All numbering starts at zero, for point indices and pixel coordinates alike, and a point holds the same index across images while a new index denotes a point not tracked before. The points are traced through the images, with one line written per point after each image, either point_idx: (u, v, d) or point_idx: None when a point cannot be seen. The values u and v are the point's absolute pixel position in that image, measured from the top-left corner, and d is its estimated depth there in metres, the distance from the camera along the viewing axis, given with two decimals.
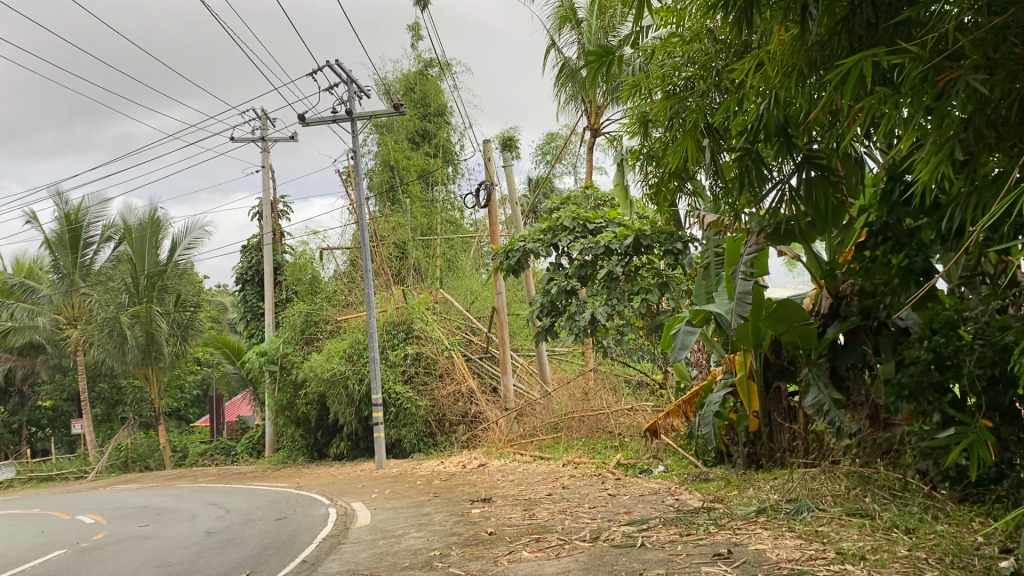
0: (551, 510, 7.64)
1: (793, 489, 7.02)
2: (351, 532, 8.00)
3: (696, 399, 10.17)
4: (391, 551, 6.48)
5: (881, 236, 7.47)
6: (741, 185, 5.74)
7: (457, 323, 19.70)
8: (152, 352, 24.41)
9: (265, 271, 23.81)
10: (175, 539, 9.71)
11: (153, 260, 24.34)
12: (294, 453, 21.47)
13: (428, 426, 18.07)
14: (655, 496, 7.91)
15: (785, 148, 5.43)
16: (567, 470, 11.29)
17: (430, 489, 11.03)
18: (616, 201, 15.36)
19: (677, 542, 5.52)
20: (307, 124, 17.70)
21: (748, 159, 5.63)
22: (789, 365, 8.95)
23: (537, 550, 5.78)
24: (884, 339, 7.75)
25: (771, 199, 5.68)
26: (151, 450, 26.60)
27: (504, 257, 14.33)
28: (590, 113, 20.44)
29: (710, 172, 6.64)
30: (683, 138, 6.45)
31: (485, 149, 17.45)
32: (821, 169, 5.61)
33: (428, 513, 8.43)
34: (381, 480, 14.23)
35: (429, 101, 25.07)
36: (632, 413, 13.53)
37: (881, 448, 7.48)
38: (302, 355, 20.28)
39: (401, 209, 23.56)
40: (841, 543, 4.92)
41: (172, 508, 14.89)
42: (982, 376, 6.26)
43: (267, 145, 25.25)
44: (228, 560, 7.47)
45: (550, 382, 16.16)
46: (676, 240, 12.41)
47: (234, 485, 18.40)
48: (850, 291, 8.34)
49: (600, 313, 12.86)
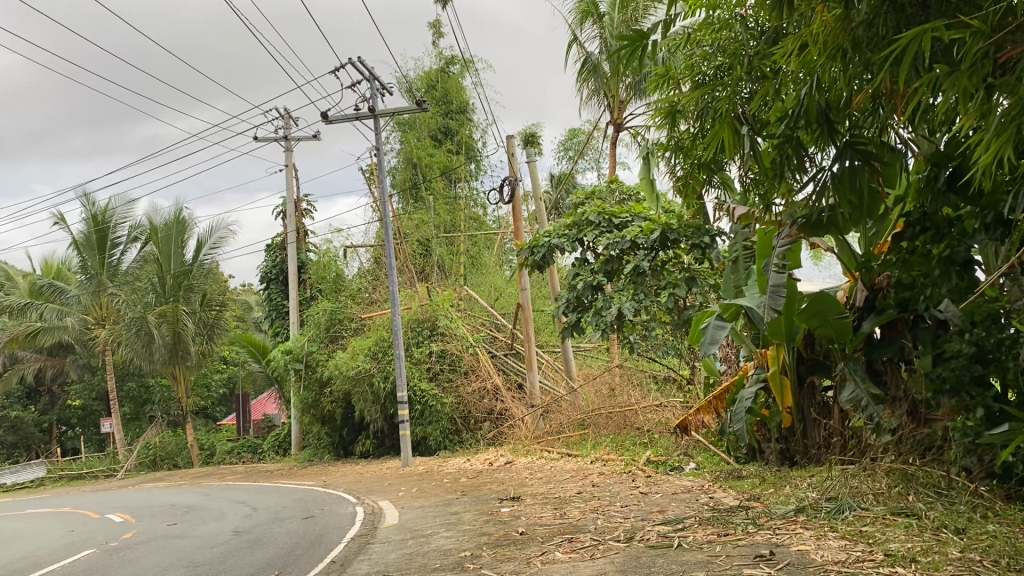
0: (582, 509, 7.51)
1: (832, 487, 6.83)
2: (380, 531, 7.91)
3: (727, 395, 9.99)
4: (421, 552, 6.38)
5: (919, 227, 7.25)
6: (780, 173, 5.55)
7: (481, 320, 19.60)
8: (179, 351, 24.54)
9: (290, 270, 23.86)
10: (203, 538, 9.68)
11: (179, 260, 24.47)
12: (320, 451, 21.50)
13: (454, 423, 17.99)
14: (688, 495, 7.74)
15: (825, 135, 5.26)
16: (596, 467, 11.15)
17: (457, 488, 10.93)
18: (641, 195, 15.18)
19: (715, 542, 5.37)
20: (330, 122, 17.63)
21: (788, 146, 5.47)
22: (824, 360, 8.73)
23: (570, 551, 5.65)
24: (923, 333, 7.51)
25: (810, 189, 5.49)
26: (179, 449, 26.76)
27: (529, 253, 14.17)
28: (613, 107, 20.26)
29: (747, 161, 6.33)
30: (717, 126, 6.24)
31: (508, 144, 17.33)
32: (865, 155, 5.41)
33: (457, 512, 8.34)
34: (407, 478, 14.16)
35: (451, 98, 24.98)
36: (660, 410, 13.35)
37: (922, 445, 7.21)
38: (327, 353, 20.27)
39: (424, 206, 23.49)
40: (888, 544, 4.75)
41: (201, 506, 14.93)
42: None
43: (290, 144, 25.30)
44: (257, 560, 7.41)
45: (576, 378, 16.03)
46: (704, 234, 12.23)
47: (262, 483, 18.44)
48: (885, 284, 8.07)
49: (627, 308, 12.68)
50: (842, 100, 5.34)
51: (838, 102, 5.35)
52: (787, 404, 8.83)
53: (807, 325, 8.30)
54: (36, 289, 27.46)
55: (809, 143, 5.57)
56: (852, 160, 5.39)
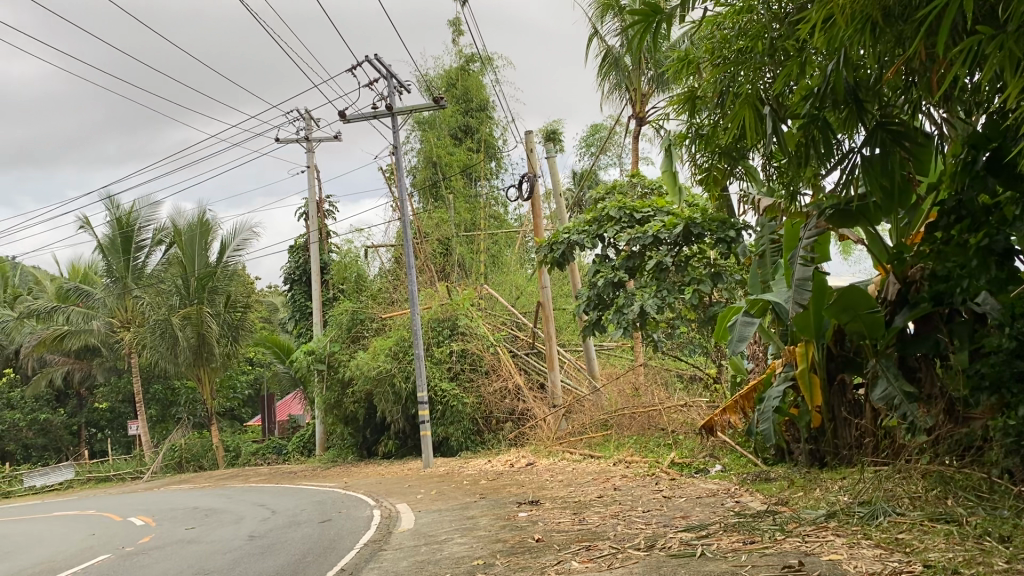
0: (602, 514, 7.23)
1: (864, 490, 6.48)
2: (394, 538, 7.66)
3: (754, 394, 9.65)
4: (432, 560, 6.14)
5: (954, 215, 6.87)
6: (807, 155, 5.19)
7: (502, 319, 19.37)
8: (203, 353, 24.55)
9: (312, 270, 23.74)
10: (218, 543, 9.49)
11: (203, 262, 24.47)
12: (343, 452, 21.37)
13: (476, 423, 17.76)
14: (713, 499, 7.41)
15: (855, 115, 4.99)
16: (619, 469, 10.85)
17: (477, 490, 10.67)
18: (664, 189, 14.82)
19: (740, 551, 5.06)
20: (347, 120, 17.45)
21: (815, 127, 5.09)
22: (855, 356, 8.38)
23: (587, 560, 5.35)
24: (958, 328, 7.15)
25: (841, 172, 5.16)
26: (204, 450, 26.79)
27: (548, 250, 13.88)
28: (635, 101, 19.87)
29: (771, 145, 6.01)
30: (737, 107, 5.97)
31: (527, 141, 17.05)
32: (901, 134, 5.12)
33: (473, 517, 8.09)
34: (428, 479, 13.97)
35: (471, 95, 24.75)
36: (685, 409, 13.00)
37: (960, 445, 6.86)
38: (349, 353, 20.15)
39: (444, 204, 23.29)
40: (927, 554, 4.41)
41: (221, 509, 14.83)
42: None
43: (311, 145, 25.20)
44: (267, 567, 7.19)
45: (598, 377, 15.75)
46: (729, 228, 11.87)
47: (285, 485, 18.32)
48: (918, 276, 7.73)
49: (649, 305, 12.39)
50: (873, 76, 5.05)
51: (868, 79, 5.06)
52: (816, 404, 8.49)
53: (837, 320, 7.94)
54: (62, 292, 27.61)
55: (839, 128, 5.30)
56: (882, 139, 5.10)
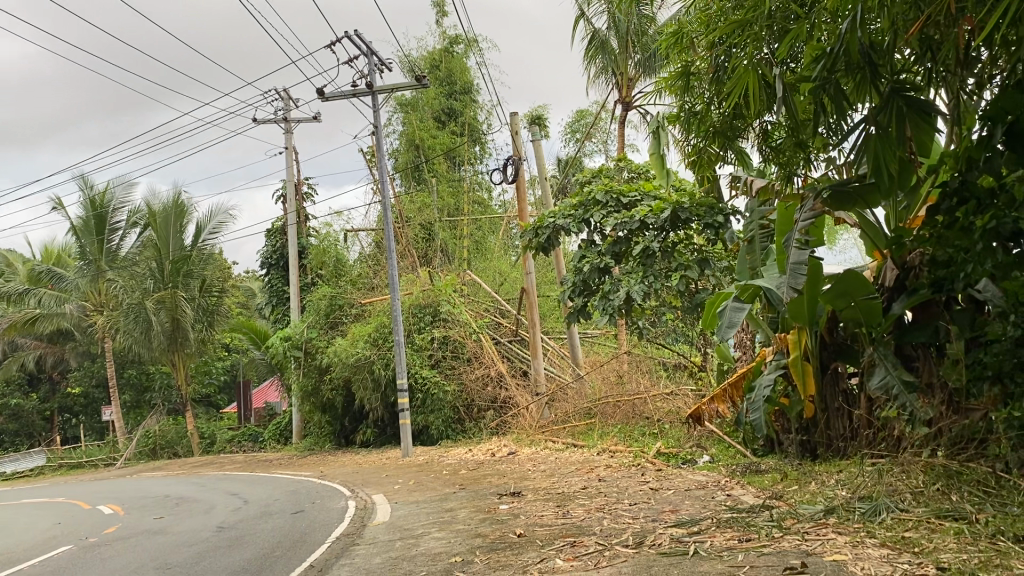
0: (587, 507, 6.89)
1: (863, 485, 6.18)
2: (368, 531, 7.29)
3: (744, 382, 9.35)
4: (407, 556, 5.75)
5: (957, 197, 6.57)
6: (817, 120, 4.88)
7: (485, 306, 19.02)
8: (178, 337, 24.01)
9: (290, 255, 23.19)
10: (186, 535, 9.07)
11: (178, 245, 23.89)
12: (321, 440, 20.93)
13: (457, 411, 17.39)
14: (703, 492, 7.09)
15: (867, 80, 4.73)
16: (603, 459, 10.53)
17: (456, 481, 10.32)
18: (651, 173, 14.47)
19: (736, 550, 4.73)
20: (326, 99, 16.92)
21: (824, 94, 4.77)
22: (849, 344, 8.10)
23: (573, 558, 5.00)
24: (958, 315, 6.86)
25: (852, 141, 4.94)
26: (179, 437, 26.27)
27: (533, 235, 13.48)
28: (622, 86, 19.43)
29: (777, 113, 5.74)
30: (739, 73, 5.62)
31: (512, 123, 16.64)
32: (913, 100, 4.97)
33: (452, 509, 7.75)
34: (407, 469, 13.57)
35: (455, 78, 24.27)
36: (670, 398, 12.67)
37: (961, 437, 6.52)
38: (326, 339, 19.70)
39: (427, 187, 22.84)
40: (939, 555, 4.10)
41: (193, 498, 14.37)
42: None
43: (290, 126, 24.62)
44: (234, 561, 6.77)
45: (582, 364, 15.44)
46: (717, 213, 11.56)
47: (260, 473, 17.88)
48: (917, 262, 7.45)
49: (636, 291, 12.02)
50: (887, 42, 4.82)
51: (882, 45, 4.82)
52: (809, 393, 8.20)
53: (832, 306, 7.71)
54: (34, 275, 26.90)
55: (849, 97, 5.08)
56: (899, 109, 4.97)
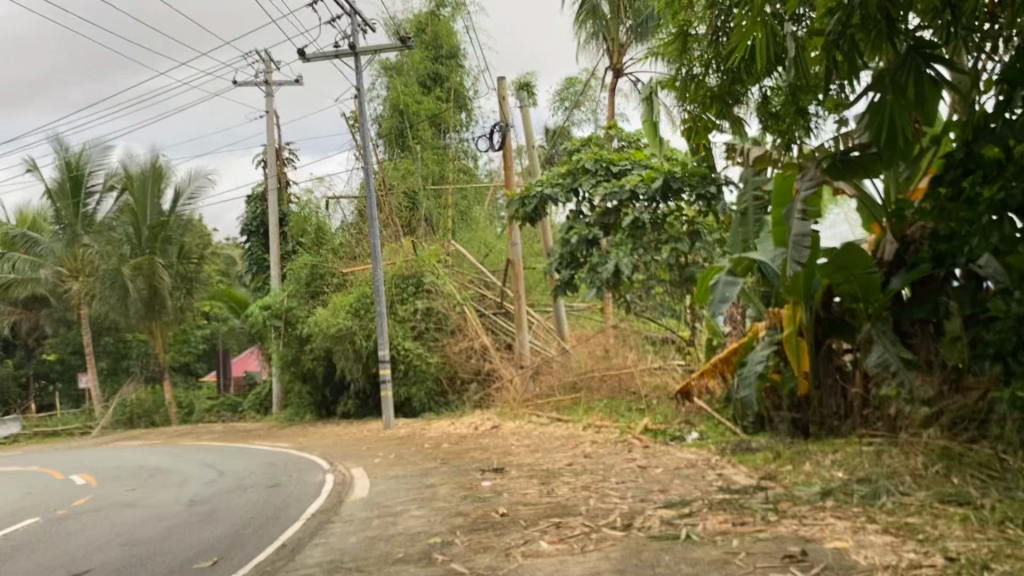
0: (573, 485, 6.63)
1: (861, 466, 5.96)
2: (345, 507, 7.00)
3: (735, 358, 9.10)
4: (384, 536, 5.47)
5: (961, 168, 6.33)
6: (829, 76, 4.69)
7: (470, 277, 18.68)
8: (156, 305, 23.55)
9: (271, 222, 22.75)
10: (156, 508, 8.75)
11: (156, 210, 23.37)
12: (301, 410, 20.59)
13: (440, 383, 17.09)
14: (693, 471, 6.85)
15: (884, 35, 4.56)
16: (588, 435, 10.27)
17: (438, 455, 10.05)
18: (641, 142, 14.14)
19: (731, 534, 4.48)
20: (308, 60, 16.40)
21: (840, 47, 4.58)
22: (844, 320, 7.87)
23: (558, 541, 4.73)
24: (958, 291, 6.63)
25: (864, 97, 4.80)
26: (158, 406, 25.89)
27: (519, 205, 13.10)
28: (612, 53, 19.09)
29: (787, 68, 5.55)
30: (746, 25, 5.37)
31: (500, 89, 16.22)
32: (936, 59, 4.71)
33: (433, 485, 7.48)
34: (387, 442, 13.29)
35: (441, 43, 23.65)
36: (657, 373, 12.43)
37: (962, 416, 6.30)
38: (307, 309, 19.35)
39: (411, 155, 22.42)
40: (945, 543, 3.87)
41: (168, 468, 14.05)
42: None
43: (272, 90, 24.06)
44: (203, 537, 6.46)
45: (567, 338, 15.22)
46: (710, 183, 11.33)
47: (238, 443, 17.57)
48: (918, 236, 7.22)
49: (624, 264, 11.67)
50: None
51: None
52: (803, 370, 7.98)
53: (829, 280, 7.45)
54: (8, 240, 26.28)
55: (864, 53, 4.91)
56: (919, 68, 4.74)
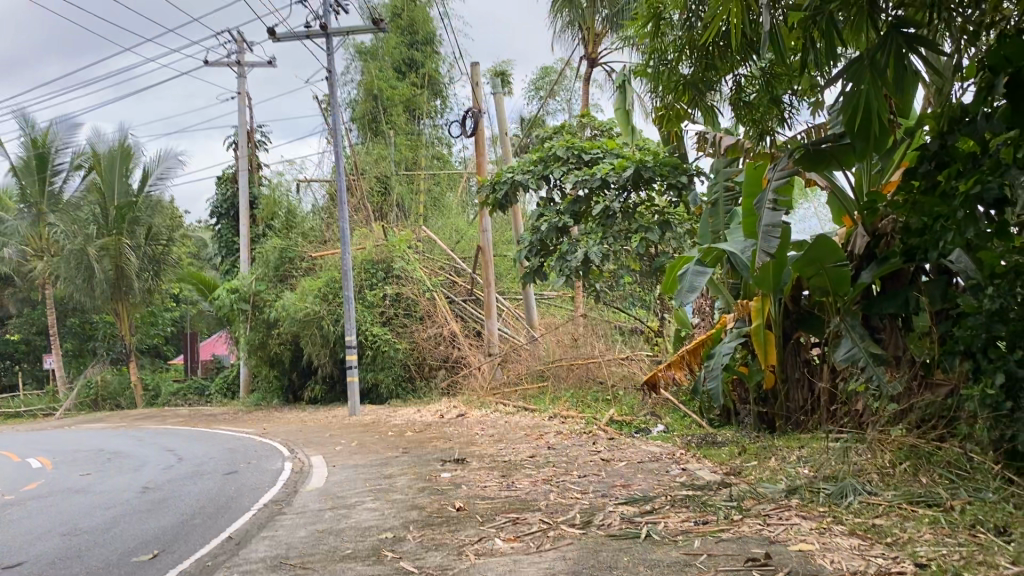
0: (533, 478, 6.46)
1: (828, 465, 5.82)
2: (299, 498, 6.79)
3: (702, 349, 8.96)
4: (334, 530, 5.26)
5: (936, 160, 6.17)
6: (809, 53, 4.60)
7: (440, 264, 18.45)
8: (121, 286, 23.07)
9: (240, 205, 22.32)
10: (107, 495, 8.47)
11: (123, 189, 22.86)
12: (268, 395, 20.26)
13: (407, 369, 16.83)
14: (657, 465, 6.70)
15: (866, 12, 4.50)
16: (554, 425, 10.11)
17: (400, 444, 9.83)
18: (614, 131, 13.93)
19: (692, 534, 4.32)
20: (278, 39, 16.01)
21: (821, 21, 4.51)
22: (813, 313, 7.78)
23: (513, 539, 4.54)
24: (929, 286, 6.52)
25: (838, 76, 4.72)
26: (122, 388, 25.40)
27: (490, 190, 12.87)
28: (588, 41, 18.88)
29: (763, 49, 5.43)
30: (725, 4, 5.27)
31: (473, 73, 15.93)
32: (917, 37, 4.61)
33: (391, 476, 7.29)
34: (352, 429, 13.04)
35: (417, 27, 23.23)
36: (626, 363, 12.32)
37: (931, 414, 6.17)
38: (275, 293, 19.01)
39: (384, 140, 22.09)
40: (914, 549, 3.73)
41: (127, 453, 13.72)
42: None
43: (242, 70, 23.58)
44: (149, 528, 6.20)
45: (536, 327, 15.09)
46: (681, 173, 11.17)
47: (201, 428, 17.24)
48: (889, 229, 7.13)
49: (593, 252, 11.59)
50: None
51: None
52: (770, 363, 7.88)
53: (800, 273, 7.36)
54: None
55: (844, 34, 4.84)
56: (898, 47, 4.64)
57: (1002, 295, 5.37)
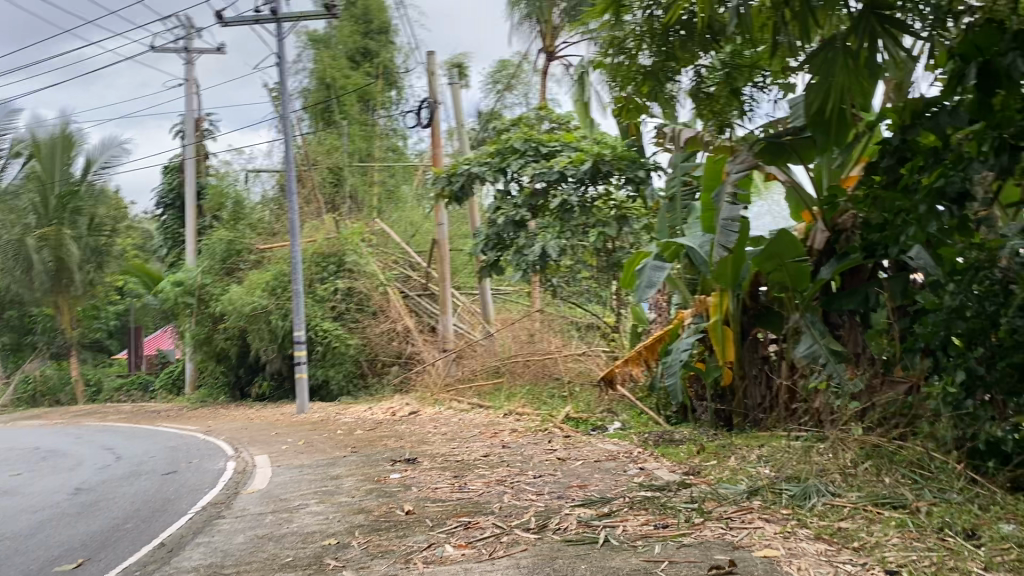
0: (487, 479, 6.20)
1: (789, 465, 5.68)
2: (240, 500, 6.47)
3: (660, 345, 8.80)
4: (275, 535, 4.96)
5: (898, 154, 6.07)
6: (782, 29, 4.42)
7: (394, 257, 18.11)
8: (62, 278, 22.26)
9: (187, 195, 21.64)
10: (36, 497, 8.01)
11: (64, 178, 22.06)
12: (215, 392, 19.69)
13: (360, 366, 16.49)
14: (613, 464, 6.51)
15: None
16: (509, 422, 9.89)
17: (349, 442, 9.51)
18: (572, 124, 13.73)
19: (653, 539, 4.12)
20: (226, 24, 15.51)
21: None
22: (772, 309, 7.70)
23: (464, 545, 4.30)
24: (889, 281, 6.46)
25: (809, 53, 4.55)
26: (63, 384, 24.53)
27: (445, 183, 12.57)
28: (546, 34, 18.69)
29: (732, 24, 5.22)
30: None
31: (428, 62, 15.59)
32: (890, 20, 4.45)
33: (338, 477, 6.99)
34: (301, 427, 12.64)
35: (372, 17, 22.77)
36: (582, 359, 12.20)
37: (892, 412, 6.08)
38: (222, 286, 18.49)
39: (337, 130, 21.68)
40: (883, 553, 3.58)
41: (64, 451, 13.15)
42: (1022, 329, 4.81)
43: (191, 57, 22.90)
44: (76, 533, 5.82)
45: (493, 323, 14.83)
46: (639, 168, 11.13)
47: (144, 424, 16.69)
48: (850, 225, 7.06)
49: (551, 247, 11.39)
50: None
51: None
52: (728, 360, 7.77)
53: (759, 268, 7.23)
54: None
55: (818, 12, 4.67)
56: (872, 28, 4.45)
57: (962, 290, 5.16)
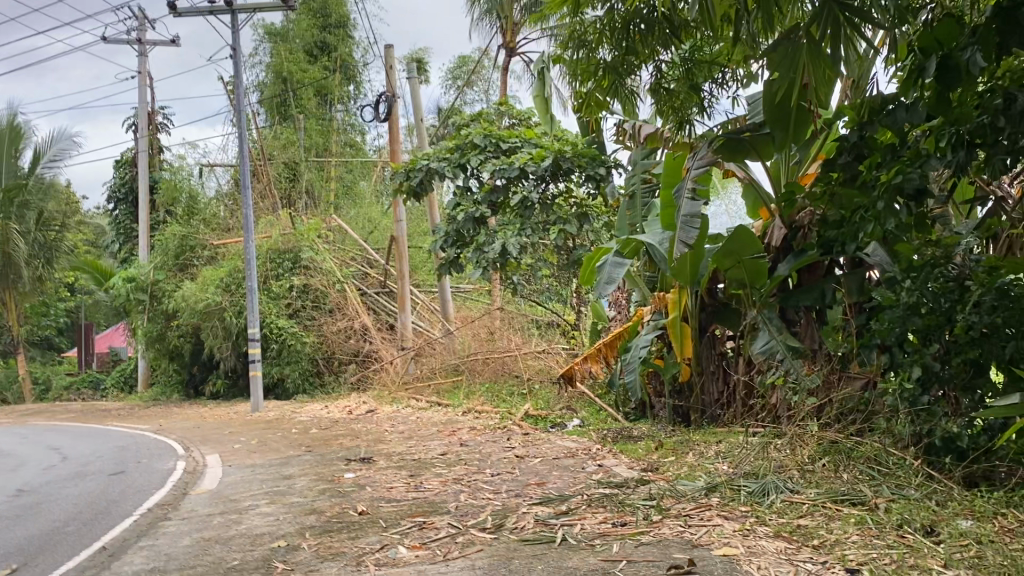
0: (444, 478, 6.08)
1: (748, 461, 5.64)
2: (187, 501, 6.27)
3: (619, 342, 8.74)
4: (221, 538, 4.79)
5: (854, 151, 6.07)
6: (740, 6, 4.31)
7: (352, 254, 17.87)
8: (8, 274, 21.59)
9: (139, 190, 21.12)
10: None
11: (11, 171, 21.42)
12: (167, 390, 19.25)
13: (316, 364, 16.18)
14: (572, 461, 6.42)
15: None
16: (467, 420, 9.77)
17: (304, 441, 9.31)
18: (532, 120, 13.64)
19: (611, 537, 4.04)
20: (179, 14, 15.15)
21: None
22: (729, 306, 7.70)
23: (418, 546, 4.18)
24: (846, 278, 6.48)
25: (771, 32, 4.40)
26: (9, 382, 23.82)
27: (404, 178, 12.39)
28: (505, 30, 18.59)
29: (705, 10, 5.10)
30: None
31: (387, 57, 15.40)
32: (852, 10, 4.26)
33: (291, 477, 6.81)
34: (255, 426, 12.37)
35: (330, 10, 22.46)
36: (541, 356, 12.14)
37: (849, 408, 6.08)
38: (175, 282, 18.09)
39: (294, 124, 21.35)
40: (843, 551, 3.53)
41: (7, 452, 12.71)
42: (976, 325, 4.83)
43: (144, 48, 22.37)
44: (13, 537, 5.57)
45: (452, 321, 14.70)
46: (599, 164, 11.03)
47: (93, 424, 16.24)
48: (806, 222, 7.07)
49: (511, 243, 11.27)
50: None
51: None
52: (687, 357, 7.74)
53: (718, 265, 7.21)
54: None
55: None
56: (834, 17, 4.27)
57: (916, 287, 5.19)
